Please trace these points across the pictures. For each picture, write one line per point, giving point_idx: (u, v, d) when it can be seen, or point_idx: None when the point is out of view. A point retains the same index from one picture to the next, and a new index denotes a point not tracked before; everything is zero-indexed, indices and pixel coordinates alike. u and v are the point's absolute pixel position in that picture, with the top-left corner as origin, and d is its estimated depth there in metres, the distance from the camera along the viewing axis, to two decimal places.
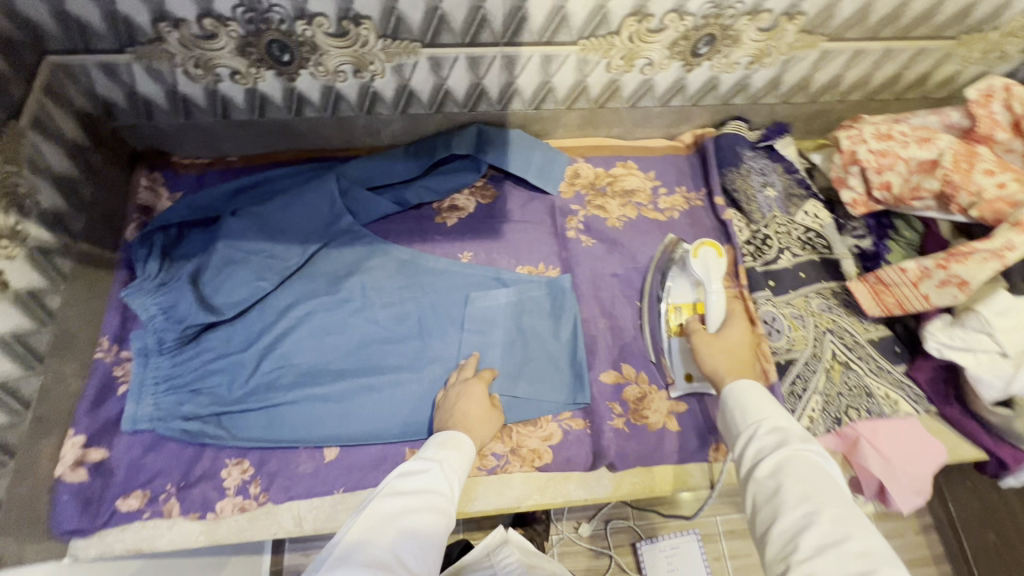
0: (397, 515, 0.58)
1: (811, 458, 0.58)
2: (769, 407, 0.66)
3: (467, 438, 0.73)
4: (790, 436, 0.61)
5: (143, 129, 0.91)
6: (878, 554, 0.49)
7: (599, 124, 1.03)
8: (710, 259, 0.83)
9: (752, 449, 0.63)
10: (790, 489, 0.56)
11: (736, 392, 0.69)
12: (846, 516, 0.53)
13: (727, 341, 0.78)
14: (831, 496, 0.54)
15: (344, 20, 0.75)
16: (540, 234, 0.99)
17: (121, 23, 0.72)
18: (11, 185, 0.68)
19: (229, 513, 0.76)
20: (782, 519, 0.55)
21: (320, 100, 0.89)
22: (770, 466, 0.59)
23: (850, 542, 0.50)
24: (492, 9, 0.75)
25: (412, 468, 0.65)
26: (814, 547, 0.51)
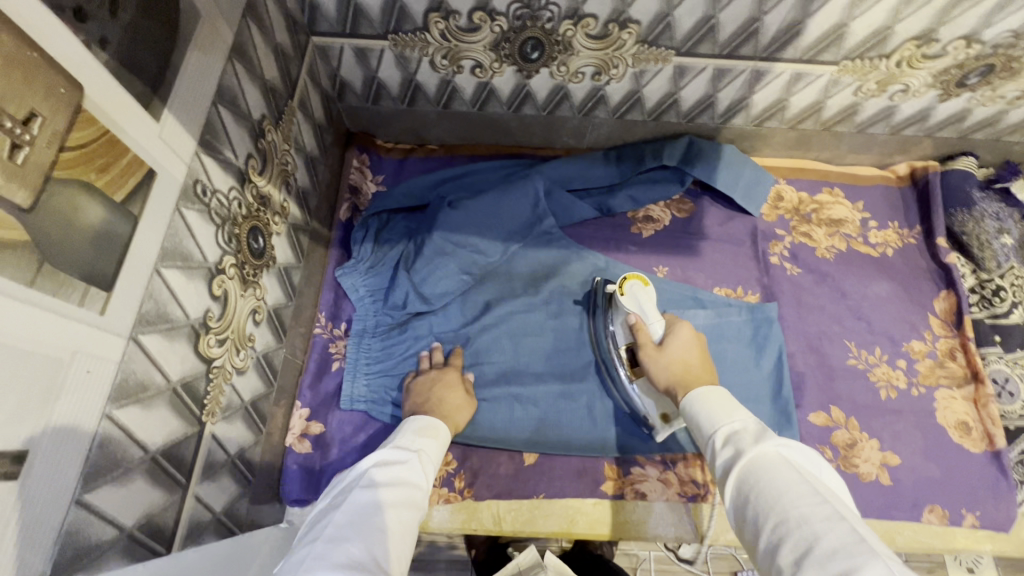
0: (362, 511, 0.51)
1: (772, 456, 0.50)
2: (721, 412, 0.57)
3: (443, 427, 0.68)
4: (742, 439, 0.53)
5: (364, 112, 0.92)
6: (846, 548, 0.40)
7: (813, 145, 0.97)
8: (639, 293, 0.77)
9: (715, 462, 0.54)
10: (756, 506, 0.47)
11: (691, 403, 0.62)
12: (808, 513, 0.44)
13: (669, 359, 0.70)
14: (795, 492, 0.45)
15: (612, 22, 0.72)
16: (739, 256, 0.95)
17: (394, 11, 0.72)
18: (285, 163, 0.70)
19: (435, 502, 0.78)
20: (762, 537, 0.46)
21: (545, 98, 0.87)
22: (739, 478, 0.50)
23: (821, 543, 0.41)
24: (769, 22, 0.71)
25: (381, 462, 0.58)
26: (797, 561, 0.42)
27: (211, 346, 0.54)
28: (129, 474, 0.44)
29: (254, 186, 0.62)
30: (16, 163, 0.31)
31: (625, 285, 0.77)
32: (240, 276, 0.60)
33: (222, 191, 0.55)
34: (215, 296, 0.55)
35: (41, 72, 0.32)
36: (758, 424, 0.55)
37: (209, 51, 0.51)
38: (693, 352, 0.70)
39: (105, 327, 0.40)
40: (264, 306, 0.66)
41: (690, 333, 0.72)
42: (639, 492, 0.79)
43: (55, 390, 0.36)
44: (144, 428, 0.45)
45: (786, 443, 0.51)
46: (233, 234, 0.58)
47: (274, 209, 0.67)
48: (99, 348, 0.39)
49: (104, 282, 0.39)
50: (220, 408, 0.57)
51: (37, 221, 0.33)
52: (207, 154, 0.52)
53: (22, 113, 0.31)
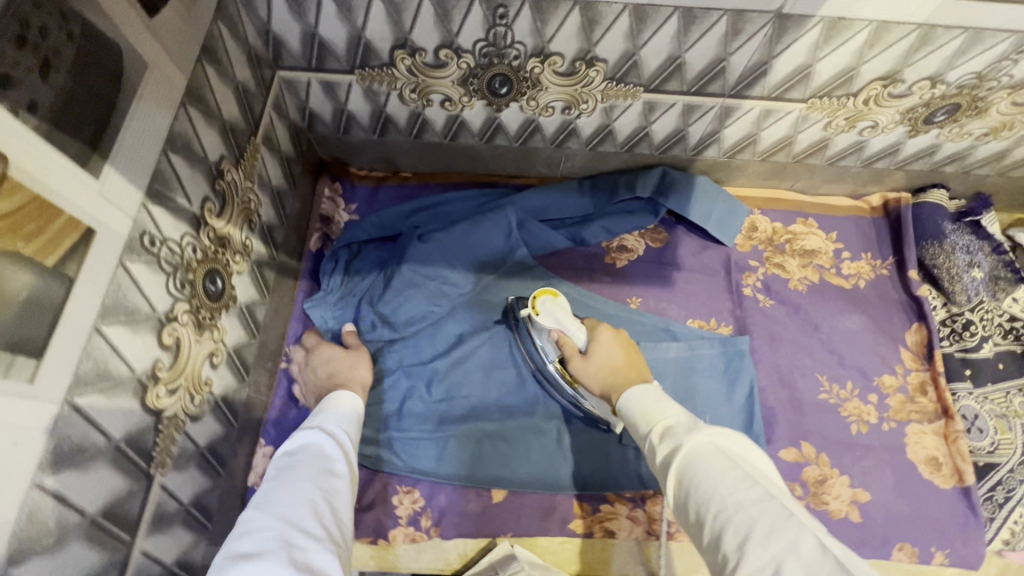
0: (285, 479, 0.54)
1: (704, 444, 0.50)
2: (657, 411, 0.57)
3: (347, 395, 0.72)
4: (677, 432, 0.53)
5: (335, 141, 0.92)
6: (779, 525, 0.42)
7: (787, 177, 0.97)
8: (550, 306, 0.78)
9: (656, 457, 0.54)
10: (694, 496, 0.47)
11: (630, 403, 0.61)
12: (743, 496, 0.45)
13: (597, 361, 0.73)
14: (731, 478, 0.46)
15: (578, 60, 0.71)
16: (713, 288, 0.95)
17: (359, 48, 0.71)
18: (247, 200, 0.69)
19: (401, 541, 0.77)
20: (702, 524, 0.46)
21: (517, 130, 0.86)
22: (677, 471, 0.50)
23: (757, 525, 0.43)
24: (735, 62, 0.71)
25: (292, 443, 0.61)
26: (736, 548, 0.43)
27: (160, 397, 0.53)
28: (63, 541, 0.43)
29: (212, 229, 0.61)
30: None
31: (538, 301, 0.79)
32: (195, 320, 0.59)
33: (174, 239, 0.54)
34: (165, 346, 0.54)
35: None
36: (690, 416, 0.55)
37: (158, 99, 0.50)
38: (619, 352, 0.73)
39: (34, 396, 0.39)
40: (223, 348, 0.65)
41: (617, 338, 0.75)
42: (608, 530, 0.78)
43: None
44: (81, 492, 0.44)
45: (714, 430, 0.51)
46: (187, 279, 0.57)
47: (234, 248, 0.67)
48: (27, 417, 0.38)
49: (33, 349, 0.38)
50: (171, 458, 0.56)
51: None
52: (156, 204, 0.51)
53: None
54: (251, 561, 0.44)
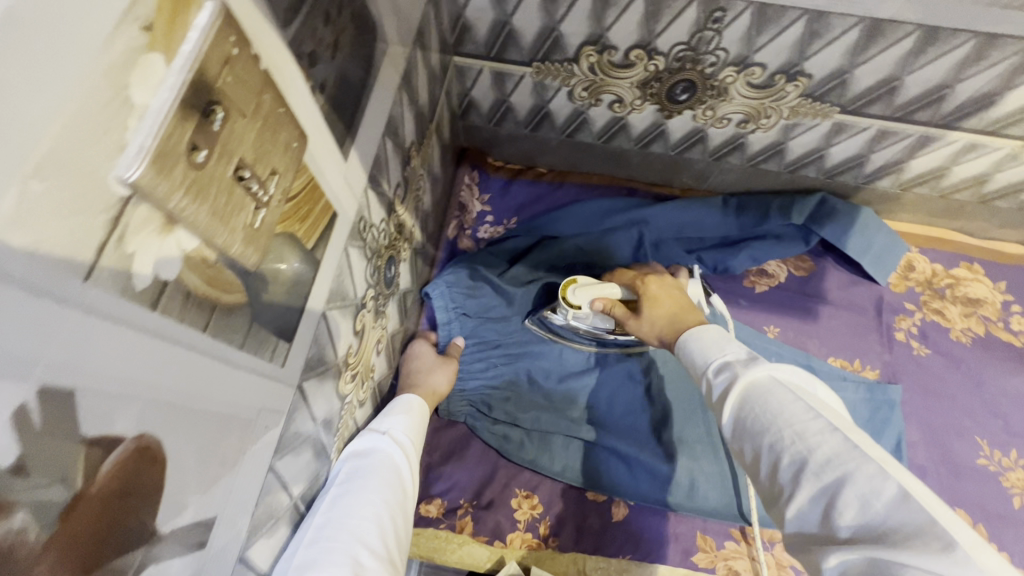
0: (355, 486, 0.50)
1: (763, 379, 0.40)
2: (714, 344, 0.46)
3: (420, 398, 0.66)
4: (733, 365, 0.43)
5: (484, 131, 0.90)
6: (842, 457, 0.33)
7: (960, 217, 0.89)
8: (584, 293, 0.71)
9: (708, 393, 0.44)
10: (751, 429, 0.39)
11: (681, 344, 0.51)
12: (802, 430, 0.36)
13: (649, 314, 0.61)
14: (789, 412, 0.37)
15: (780, 73, 0.66)
16: (861, 326, 0.88)
17: (548, 40, 0.68)
18: (418, 187, 0.68)
19: (517, 547, 0.75)
20: (752, 453, 0.38)
21: (679, 139, 0.82)
22: (734, 408, 0.40)
23: (818, 456, 0.34)
24: (961, 90, 0.64)
25: (364, 439, 0.56)
26: (792, 479, 0.35)
27: (346, 381, 0.53)
28: (275, 525, 0.42)
29: (396, 215, 0.60)
30: (255, 227, 0.29)
31: (568, 297, 0.72)
32: (375, 307, 0.58)
33: (376, 225, 0.53)
34: (356, 331, 0.53)
35: (285, 128, 0.30)
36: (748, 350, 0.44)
37: (387, 84, 0.49)
38: (671, 300, 0.62)
39: (283, 379, 0.38)
40: (386, 334, 0.65)
41: (658, 287, 0.65)
42: (733, 569, 0.73)
43: (241, 452, 0.34)
44: (293, 474, 0.43)
45: (777, 364, 0.41)
46: (376, 266, 0.56)
47: (405, 235, 0.66)
48: (277, 401, 0.37)
49: (289, 333, 0.37)
50: (343, 442, 0.56)
51: (253, 282, 0.31)
52: (372, 188, 0.50)
53: (265, 173, 0.29)
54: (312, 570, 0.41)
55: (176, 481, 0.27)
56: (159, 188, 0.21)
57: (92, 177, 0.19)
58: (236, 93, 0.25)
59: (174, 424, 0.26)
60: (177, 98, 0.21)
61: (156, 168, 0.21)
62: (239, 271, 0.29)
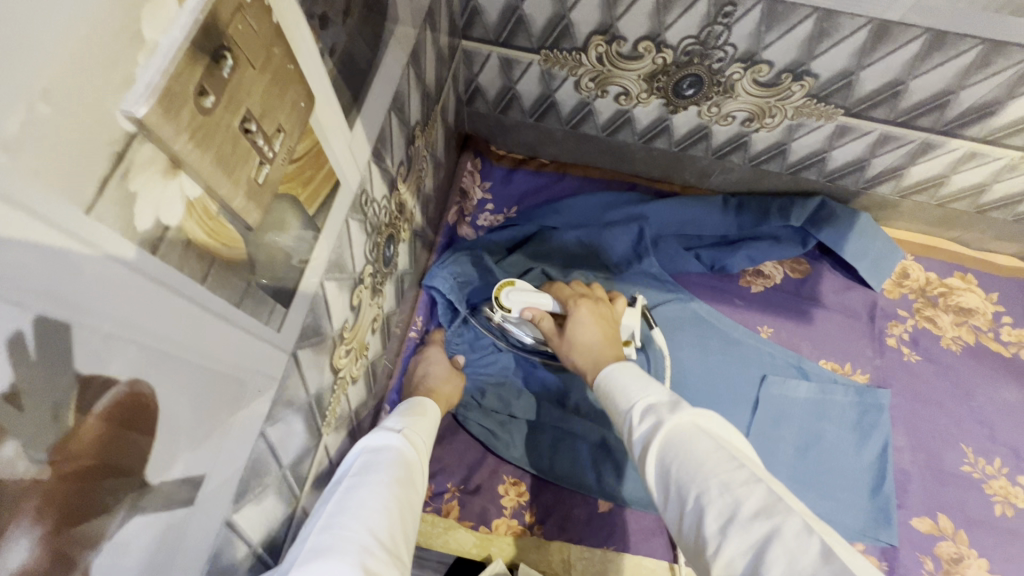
0: (365, 482, 0.47)
1: (687, 426, 0.41)
2: (636, 384, 0.47)
3: (432, 405, 0.64)
4: (658, 409, 0.43)
5: (489, 119, 0.90)
6: (766, 506, 0.34)
7: (956, 227, 0.89)
8: (516, 298, 0.69)
9: (630, 441, 0.44)
10: (676, 479, 0.39)
11: (605, 379, 0.51)
12: (727, 479, 0.37)
13: (575, 341, 0.61)
14: (712, 462, 0.38)
15: (787, 71, 0.66)
16: (854, 331, 0.89)
17: (558, 28, 0.68)
18: (421, 168, 0.68)
19: (503, 532, 0.75)
20: (677, 503, 0.39)
21: (683, 135, 0.82)
22: (659, 457, 0.41)
23: (745, 506, 0.35)
24: (964, 97, 0.64)
25: (376, 435, 0.54)
26: (718, 530, 0.35)
27: (340, 356, 0.52)
28: (264, 491, 0.42)
29: (398, 194, 0.60)
30: (259, 182, 0.29)
31: (501, 298, 0.70)
32: (372, 284, 0.58)
33: (378, 201, 0.53)
34: (352, 307, 0.53)
35: (292, 85, 0.30)
36: (669, 392, 0.45)
37: (395, 58, 0.49)
38: (596, 327, 0.62)
39: (278, 344, 0.38)
40: (381, 314, 0.64)
41: (589, 312, 0.63)
42: None
43: (233, 413, 0.33)
44: (284, 443, 0.43)
45: (700, 412, 0.42)
46: (375, 243, 0.56)
47: (406, 216, 0.65)
48: (270, 365, 0.37)
49: (286, 298, 0.37)
50: (334, 418, 0.56)
51: (254, 239, 0.31)
52: (375, 162, 0.50)
53: (271, 129, 0.28)
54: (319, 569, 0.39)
55: (167, 434, 0.27)
56: (165, 128, 0.21)
57: (99, 107, 0.19)
58: (246, 42, 0.25)
59: (169, 373, 0.26)
60: (188, 38, 0.21)
61: (163, 107, 0.21)
62: (240, 227, 0.29)
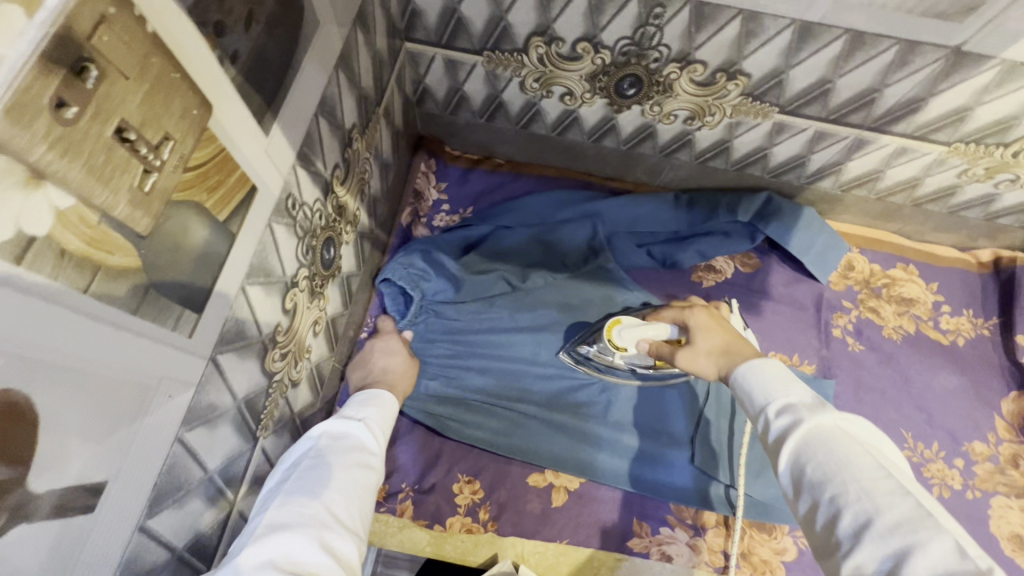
0: (322, 458, 0.50)
1: (831, 429, 0.41)
2: (775, 382, 0.46)
3: (389, 396, 0.62)
4: (797, 409, 0.43)
5: (440, 120, 0.90)
6: (911, 522, 0.34)
7: (896, 220, 0.92)
8: (624, 330, 0.70)
9: (764, 434, 0.45)
10: (813, 480, 0.39)
11: (741, 373, 0.49)
12: (870, 487, 0.37)
13: (705, 348, 0.56)
14: (855, 467, 0.38)
15: (721, 71, 0.68)
16: (801, 322, 0.91)
17: (497, 30, 0.69)
18: (363, 170, 0.68)
19: (456, 530, 0.76)
20: (809, 505, 0.39)
21: (630, 134, 0.83)
22: (795, 455, 0.41)
23: (885, 516, 0.35)
24: (889, 94, 0.66)
25: (335, 419, 0.56)
26: (854, 535, 0.36)
27: (275, 360, 0.53)
28: (187, 496, 0.42)
29: (336, 196, 0.60)
30: (145, 191, 0.29)
31: (614, 337, 0.71)
32: (310, 288, 0.58)
33: (309, 204, 0.53)
34: (286, 310, 0.53)
35: (181, 94, 0.30)
36: (811, 394, 0.45)
37: (319, 62, 0.49)
38: (719, 331, 0.58)
39: (191, 349, 0.38)
40: (325, 316, 0.65)
41: (707, 316, 0.60)
42: (666, 554, 0.75)
43: (138, 420, 0.34)
44: (207, 448, 0.43)
45: (846, 417, 0.42)
46: (310, 246, 0.56)
47: (348, 218, 0.66)
48: (182, 370, 0.37)
49: (197, 304, 0.37)
50: (273, 421, 0.56)
51: (147, 247, 0.31)
52: (302, 166, 0.50)
53: (156, 138, 0.29)
54: (281, 535, 0.41)
55: (53, 442, 0.27)
56: (17, 141, 0.21)
57: None
58: (115, 52, 0.25)
59: (50, 381, 0.26)
60: (38, 51, 0.21)
61: (12, 119, 0.21)
62: (128, 235, 0.29)
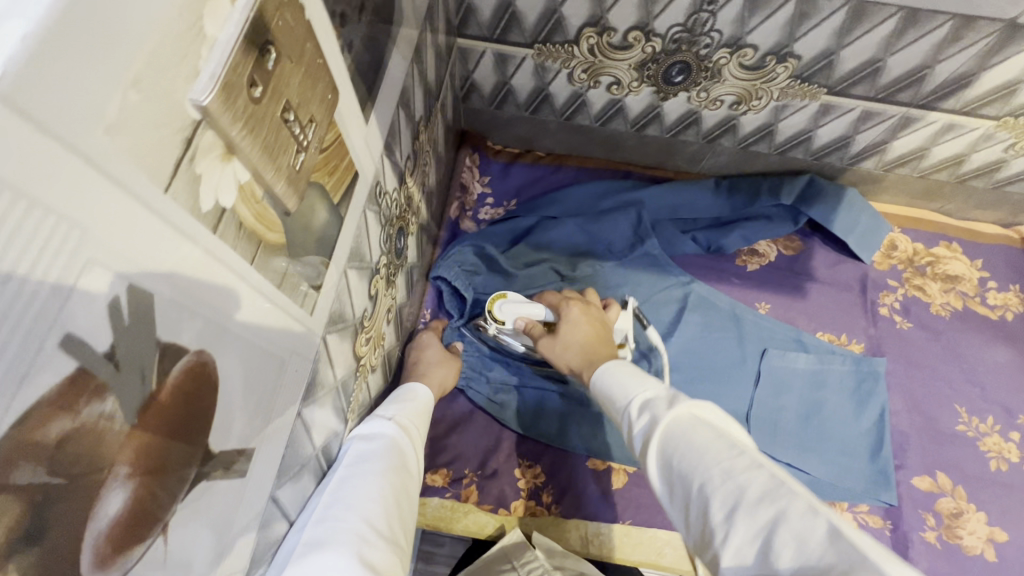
0: (360, 468, 0.50)
1: (685, 416, 0.43)
2: (633, 382, 0.50)
3: (423, 390, 0.66)
4: (655, 406, 0.45)
5: (485, 115, 0.92)
6: (770, 493, 0.35)
7: (939, 198, 0.93)
8: (507, 309, 0.73)
9: (631, 435, 0.47)
10: (678, 473, 0.40)
11: (602, 382, 0.54)
12: (729, 467, 0.38)
13: (565, 341, 0.65)
14: (714, 450, 0.39)
15: (771, 54, 0.69)
16: (848, 302, 0.92)
17: (551, 22, 0.71)
18: (425, 163, 0.70)
19: (521, 514, 0.77)
20: (681, 501, 0.40)
21: (674, 121, 0.85)
22: (659, 449, 0.43)
23: (747, 493, 0.36)
24: (939, 71, 0.68)
25: (369, 425, 0.56)
26: (722, 522, 0.36)
27: (361, 344, 0.55)
28: (300, 471, 0.44)
29: (406, 187, 0.62)
30: (296, 169, 0.31)
31: (495, 310, 0.74)
32: (387, 276, 0.60)
33: (389, 192, 0.55)
34: (370, 296, 0.55)
35: (322, 79, 0.32)
36: (665, 387, 0.48)
37: (401, 55, 0.51)
38: (584, 327, 0.66)
39: (310, 326, 0.40)
40: (394, 305, 0.67)
41: (579, 312, 0.68)
42: None
43: (277, 391, 0.36)
44: (316, 424, 0.45)
45: (697, 401, 0.43)
46: (389, 235, 0.58)
47: (413, 209, 0.68)
48: (304, 347, 0.39)
49: (317, 283, 0.39)
50: (357, 405, 0.58)
51: (291, 225, 0.33)
52: (387, 155, 0.52)
53: (306, 119, 0.31)
54: (324, 552, 0.41)
55: (225, 406, 0.29)
56: (224, 116, 0.23)
57: (173, 97, 0.21)
58: (285, 37, 0.27)
59: (225, 348, 0.28)
60: (242, 34, 0.23)
61: (223, 97, 0.23)
62: (281, 212, 0.31)
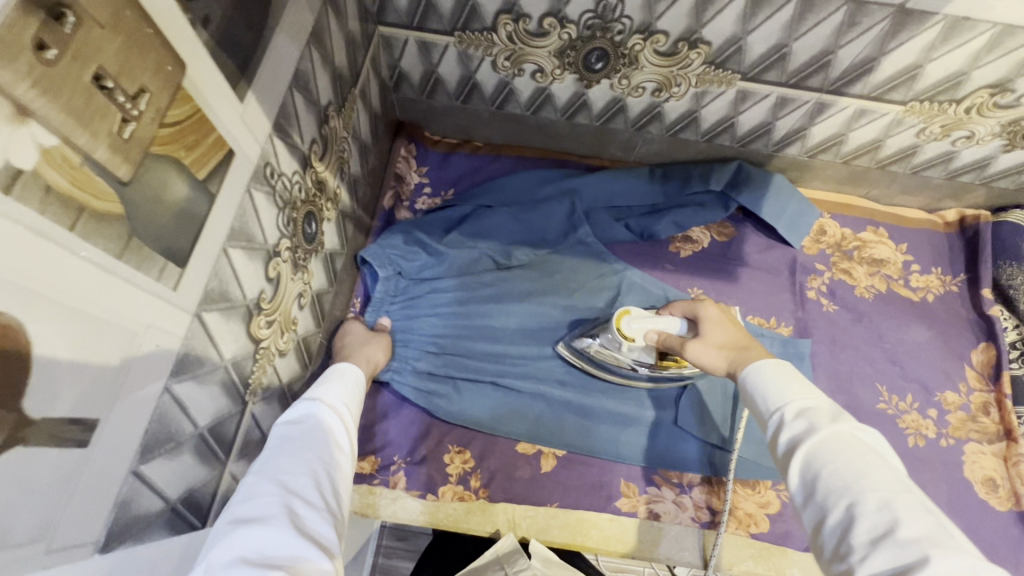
0: (287, 445, 0.50)
1: (850, 437, 0.42)
2: (792, 384, 0.48)
3: (351, 370, 0.66)
4: (815, 415, 0.45)
5: (418, 105, 0.92)
6: (931, 536, 0.35)
7: (864, 183, 0.95)
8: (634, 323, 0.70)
9: (776, 436, 0.46)
10: (832, 486, 0.40)
11: (749, 376, 0.52)
12: (891, 498, 0.38)
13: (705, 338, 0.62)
14: (883, 479, 0.39)
15: (682, 40, 0.71)
16: (776, 286, 0.94)
17: (466, 9, 0.71)
18: (342, 149, 0.70)
19: (449, 499, 0.78)
20: (821, 513, 0.41)
21: (601, 109, 0.86)
22: (808, 458, 0.43)
23: (903, 528, 0.36)
24: (843, 56, 0.69)
25: (295, 409, 0.55)
26: (868, 541, 0.37)
27: (260, 326, 0.55)
28: (179, 448, 0.44)
29: (315, 171, 0.62)
30: (123, 138, 0.32)
31: (622, 329, 0.70)
32: (293, 260, 0.60)
33: (287, 174, 0.55)
34: (270, 279, 0.55)
35: (153, 48, 0.33)
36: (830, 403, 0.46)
37: (291, 37, 0.51)
38: (729, 327, 0.63)
39: (176, 302, 0.40)
40: (309, 290, 0.67)
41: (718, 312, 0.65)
42: (653, 512, 0.77)
43: (129, 363, 0.36)
44: (198, 402, 0.45)
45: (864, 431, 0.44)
46: (291, 218, 0.58)
47: (328, 195, 0.68)
48: (168, 322, 0.39)
49: (180, 258, 0.39)
50: (261, 388, 0.58)
51: (131, 195, 0.33)
52: (279, 137, 0.52)
53: (132, 89, 0.32)
54: (254, 527, 0.41)
55: (47, 371, 0.30)
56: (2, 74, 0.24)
57: None
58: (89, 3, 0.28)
59: (41, 314, 0.28)
60: None
61: None
62: (109, 181, 0.31)
